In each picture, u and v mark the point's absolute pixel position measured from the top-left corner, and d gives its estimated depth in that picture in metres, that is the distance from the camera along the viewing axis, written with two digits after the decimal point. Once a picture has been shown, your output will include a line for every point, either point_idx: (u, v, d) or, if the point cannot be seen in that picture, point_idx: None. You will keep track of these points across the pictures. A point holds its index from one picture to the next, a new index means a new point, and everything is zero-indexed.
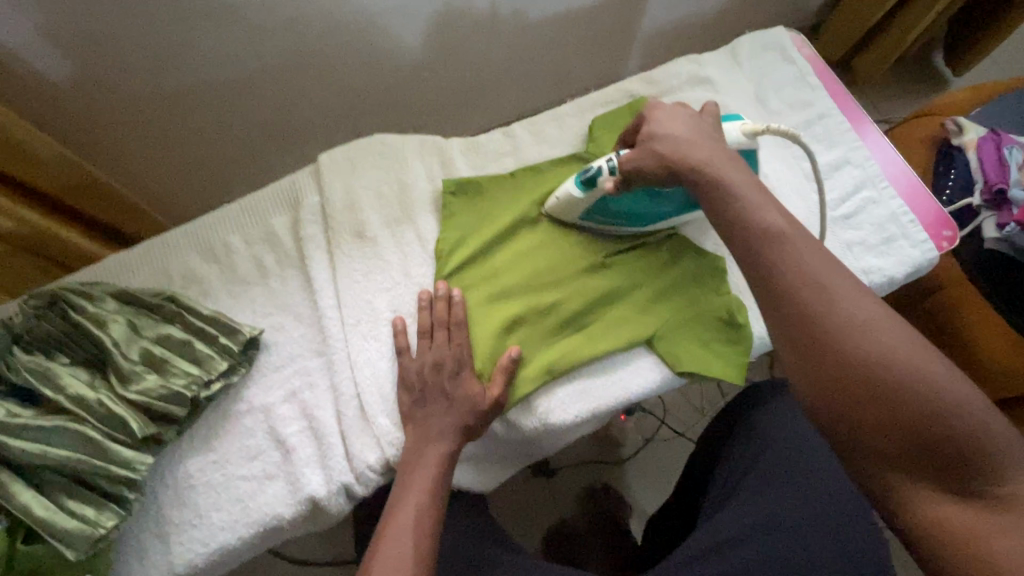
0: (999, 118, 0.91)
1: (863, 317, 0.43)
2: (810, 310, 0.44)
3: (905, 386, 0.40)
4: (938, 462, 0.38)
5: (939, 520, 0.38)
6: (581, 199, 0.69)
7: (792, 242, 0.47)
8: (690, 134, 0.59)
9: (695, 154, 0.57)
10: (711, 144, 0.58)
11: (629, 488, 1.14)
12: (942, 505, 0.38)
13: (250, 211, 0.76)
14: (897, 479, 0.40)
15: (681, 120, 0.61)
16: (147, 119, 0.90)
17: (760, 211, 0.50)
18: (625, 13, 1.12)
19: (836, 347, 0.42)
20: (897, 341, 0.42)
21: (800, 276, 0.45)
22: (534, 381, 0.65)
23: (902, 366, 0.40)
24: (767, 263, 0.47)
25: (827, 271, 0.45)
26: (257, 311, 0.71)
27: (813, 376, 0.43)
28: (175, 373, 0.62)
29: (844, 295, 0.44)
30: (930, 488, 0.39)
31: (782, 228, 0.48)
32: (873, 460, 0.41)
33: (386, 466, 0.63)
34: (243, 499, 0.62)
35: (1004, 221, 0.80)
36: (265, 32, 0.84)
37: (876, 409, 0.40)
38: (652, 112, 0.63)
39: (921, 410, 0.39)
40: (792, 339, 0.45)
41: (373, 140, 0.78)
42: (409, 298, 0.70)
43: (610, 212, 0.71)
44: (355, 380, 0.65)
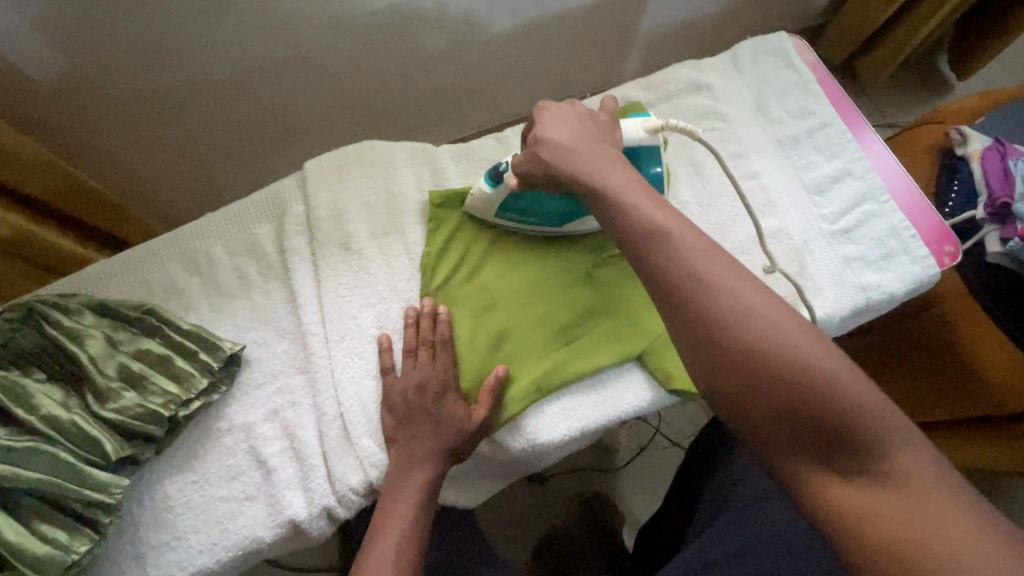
0: (1005, 127, 0.89)
1: (747, 307, 0.43)
2: (696, 307, 0.43)
3: (788, 372, 0.40)
4: (824, 440, 0.38)
5: (826, 498, 0.38)
6: (490, 195, 0.67)
7: (679, 240, 0.47)
8: (572, 137, 0.57)
9: (583, 160, 0.55)
10: (596, 145, 0.57)
11: (623, 498, 1.13)
12: (829, 484, 0.38)
13: (233, 221, 0.73)
14: (787, 459, 0.40)
15: (568, 121, 0.60)
16: (131, 120, 0.88)
17: (641, 212, 0.50)
18: (625, 15, 1.10)
19: (721, 339, 0.42)
20: (779, 327, 0.41)
21: (685, 273, 0.45)
22: (522, 400, 0.63)
23: (783, 352, 0.40)
24: (654, 262, 0.47)
25: (715, 271, 0.45)
26: (239, 326, 0.69)
27: (707, 368, 0.43)
28: (153, 391, 0.61)
29: (730, 289, 0.43)
30: (816, 467, 0.39)
31: (665, 226, 0.48)
32: (766, 441, 0.40)
33: (370, 489, 0.62)
34: (222, 521, 0.60)
35: (1007, 236, 0.78)
36: (252, 33, 0.82)
37: (763, 394, 0.40)
38: (539, 115, 0.61)
39: (805, 391, 0.39)
40: (684, 334, 0.44)
41: (361, 148, 0.76)
42: (395, 313, 0.68)
43: (526, 211, 0.68)
44: (338, 400, 0.63)
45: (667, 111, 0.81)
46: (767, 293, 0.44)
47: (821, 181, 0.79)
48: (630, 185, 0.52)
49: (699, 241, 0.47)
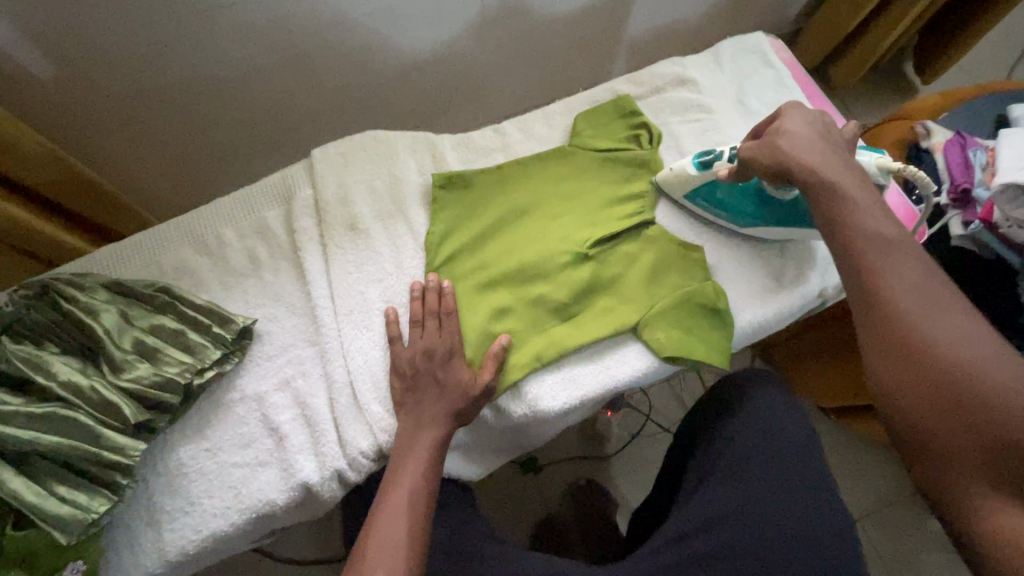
0: (964, 121, 0.95)
1: (959, 328, 0.45)
2: (904, 314, 0.47)
3: (986, 396, 0.42)
4: (1012, 475, 0.40)
5: (1004, 527, 0.39)
6: (693, 177, 0.72)
7: (897, 250, 0.50)
8: (815, 140, 0.62)
9: (820, 162, 0.59)
10: (833, 152, 0.61)
11: (615, 484, 1.16)
12: (1012, 518, 0.39)
13: (242, 205, 0.77)
14: (963, 484, 0.41)
15: (812, 127, 0.64)
16: (129, 113, 0.90)
17: (865, 222, 0.53)
18: (613, 19, 1.16)
19: (925, 351, 0.45)
20: (987, 355, 0.43)
21: (910, 280, 0.48)
22: (523, 368, 0.66)
23: (989, 377, 0.42)
24: (872, 268, 0.50)
25: (932, 282, 0.48)
26: (249, 302, 0.71)
27: (895, 376, 0.46)
28: (168, 361, 0.63)
29: (949, 309, 0.47)
30: (999, 498, 0.40)
31: (888, 233, 0.52)
32: (947, 462, 0.42)
33: (379, 453, 0.64)
34: (236, 486, 0.62)
35: (968, 219, 0.82)
36: (254, 32, 0.85)
37: (954, 415, 0.43)
38: (789, 110, 0.66)
39: (1001, 420, 0.41)
40: (882, 342, 0.47)
41: (365, 135, 0.80)
42: (401, 289, 0.71)
43: (716, 203, 0.74)
44: (347, 368, 0.66)
45: (654, 104, 0.85)
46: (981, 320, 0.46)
47: None
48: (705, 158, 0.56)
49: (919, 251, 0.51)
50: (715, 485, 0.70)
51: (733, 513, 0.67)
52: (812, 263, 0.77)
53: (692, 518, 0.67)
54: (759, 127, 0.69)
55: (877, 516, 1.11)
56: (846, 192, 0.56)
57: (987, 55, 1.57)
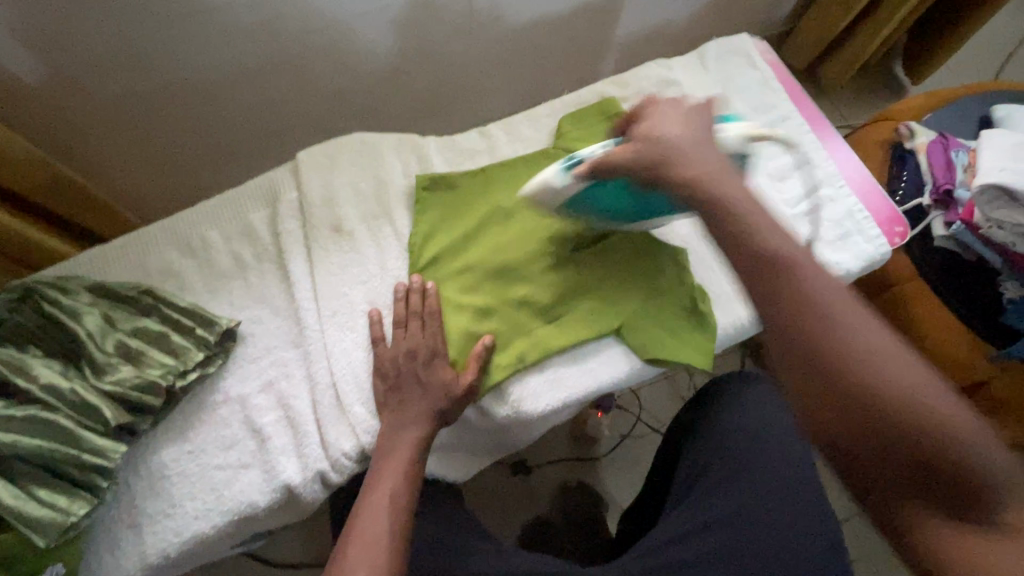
0: (948, 121, 0.95)
1: (871, 348, 0.42)
2: (815, 346, 0.43)
3: (908, 417, 0.40)
4: (936, 491, 0.40)
5: (943, 545, 0.40)
6: (560, 191, 0.62)
7: (796, 270, 0.45)
8: (689, 135, 0.56)
9: (703, 166, 0.53)
10: (708, 144, 0.56)
11: (605, 485, 1.16)
12: (947, 534, 0.40)
13: (228, 207, 0.77)
14: (896, 505, 0.42)
15: (681, 121, 0.58)
16: (116, 117, 0.90)
17: (759, 236, 0.47)
18: (602, 21, 1.17)
19: (844, 381, 0.42)
20: (896, 371, 0.41)
21: (815, 308, 0.43)
22: (506, 368, 0.66)
23: (905, 396, 0.41)
24: (777, 290, 0.44)
25: (831, 301, 0.44)
26: (233, 304, 0.71)
27: (818, 411, 0.43)
28: (151, 364, 0.63)
29: (858, 330, 0.43)
30: (932, 516, 0.40)
31: (782, 250, 0.46)
32: (882, 488, 0.42)
33: (362, 454, 0.64)
34: (218, 488, 0.62)
35: (950, 220, 0.82)
36: (241, 34, 0.85)
37: (879, 442, 0.41)
38: (649, 109, 0.60)
39: (923, 440, 0.40)
40: (808, 382, 0.43)
41: (351, 137, 0.80)
42: (385, 290, 0.71)
43: (595, 204, 0.65)
44: (330, 370, 0.66)
45: (639, 106, 0.85)
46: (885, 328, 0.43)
47: (824, 175, 0.81)
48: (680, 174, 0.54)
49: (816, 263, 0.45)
50: (702, 495, 0.70)
51: (714, 525, 0.66)
52: None
53: (675, 526, 0.67)
54: (625, 123, 0.62)
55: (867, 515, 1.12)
56: (740, 203, 0.49)
57: (975, 56, 1.58)
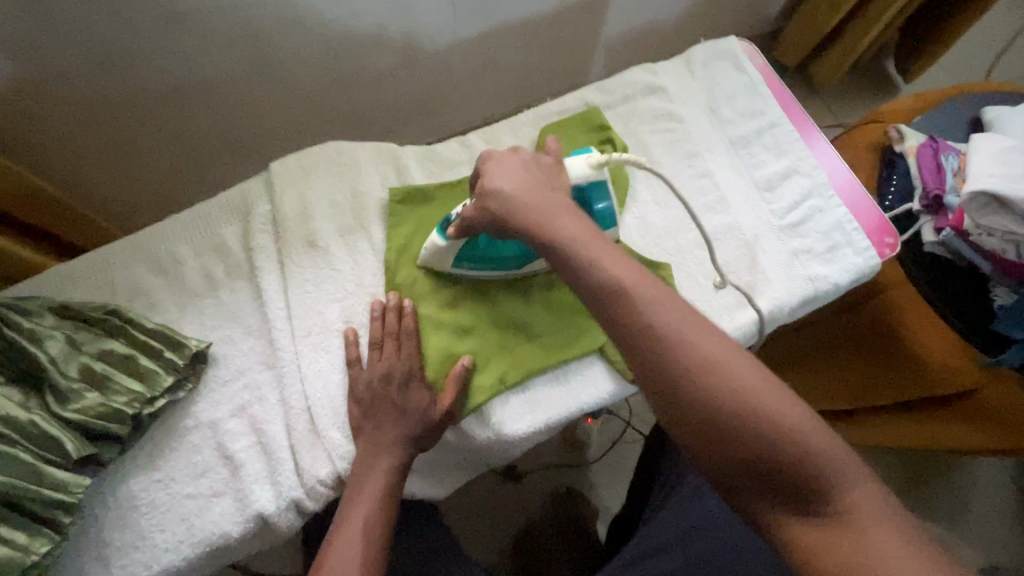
0: (939, 124, 0.93)
1: (710, 359, 0.45)
2: (660, 362, 0.46)
3: (753, 419, 0.43)
4: (786, 486, 0.42)
5: (792, 536, 0.41)
6: (441, 250, 0.66)
7: (635, 295, 0.48)
8: (519, 184, 0.58)
9: (537, 205, 0.56)
10: (544, 188, 0.57)
11: (595, 492, 1.15)
12: (793, 524, 0.42)
13: (199, 220, 0.74)
14: (753, 504, 0.43)
15: (517, 169, 0.59)
16: (85, 126, 0.87)
17: (601, 265, 0.51)
18: (588, 20, 1.14)
19: (691, 392, 0.45)
20: (737, 377, 0.44)
21: (650, 329, 0.47)
22: (486, 390, 0.64)
23: (747, 400, 0.43)
24: (624, 311, 0.48)
25: (667, 322, 0.47)
26: (205, 324, 0.69)
27: (678, 419, 0.45)
28: (116, 390, 0.60)
29: (692, 345, 0.46)
30: (779, 509, 0.42)
31: (621, 278, 0.49)
32: (736, 489, 0.44)
33: (338, 480, 0.62)
34: (189, 518, 0.60)
35: (940, 226, 0.81)
36: (212, 39, 0.82)
37: (731, 445, 0.43)
38: (483, 165, 0.60)
39: (762, 438, 0.43)
40: (660, 394, 0.46)
41: (326, 147, 0.77)
42: (362, 308, 0.69)
43: (480, 259, 0.67)
44: (305, 393, 0.64)
45: (623, 114, 0.83)
46: (724, 340, 0.47)
47: (814, 184, 0.79)
48: (553, 208, 0.56)
49: (653, 290, 0.49)
50: (682, 502, 0.69)
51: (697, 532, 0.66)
52: (785, 276, 0.75)
53: (652, 538, 0.67)
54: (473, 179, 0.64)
55: None
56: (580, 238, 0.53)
57: (967, 52, 1.56)
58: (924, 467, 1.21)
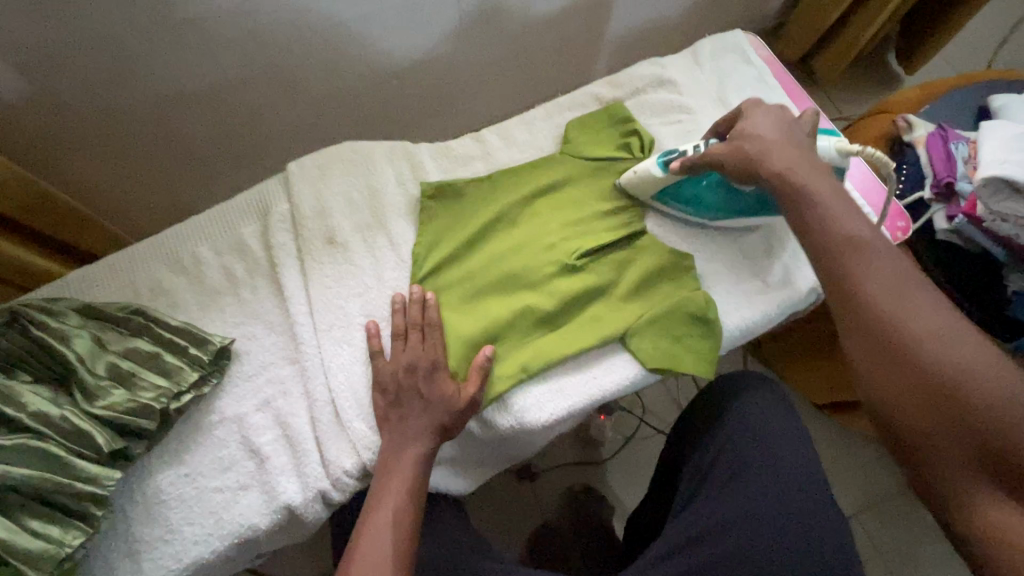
0: (947, 112, 0.94)
1: (938, 328, 0.46)
2: (886, 319, 0.47)
3: (975, 398, 0.42)
4: (1007, 475, 0.41)
5: (992, 522, 0.41)
6: (655, 178, 0.72)
7: (873, 251, 0.50)
8: (780, 138, 0.62)
9: (784, 155, 0.60)
10: (803, 147, 0.61)
11: (610, 487, 1.15)
12: (1000, 513, 0.41)
13: (217, 221, 0.75)
14: (956, 487, 0.43)
15: (776, 125, 0.64)
16: (99, 132, 0.88)
17: (838, 221, 0.53)
18: (594, 19, 1.16)
19: (911, 354, 0.45)
20: (972, 356, 0.44)
21: (886, 284, 0.48)
22: (508, 379, 0.65)
23: (979, 377, 0.43)
24: (853, 260, 0.50)
25: (909, 281, 0.48)
26: (227, 321, 0.70)
27: (884, 379, 0.46)
28: (143, 386, 0.61)
29: (922, 311, 0.47)
30: (986, 493, 0.41)
31: (861, 236, 0.51)
32: (933, 460, 0.44)
33: (363, 471, 0.63)
34: (217, 511, 0.61)
35: (953, 213, 0.81)
36: (225, 44, 0.84)
37: (943, 415, 0.43)
38: (750, 111, 0.66)
39: (981, 417, 0.42)
40: (869, 350, 0.48)
41: (342, 146, 0.78)
42: (382, 302, 0.70)
43: (683, 194, 0.73)
44: (328, 386, 0.65)
45: (635, 106, 0.83)
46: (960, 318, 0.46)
47: None
48: (798, 162, 0.59)
49: (892, 254, 0.50)
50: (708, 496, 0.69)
51: (722, 530, 0.65)
52: (798, 263, 0.76)
53: (678, 533, 0.66)
54: (723, 125, 0.70)
55: (875, 510, 1.11)
56: (818, 193, 0.55)
57: (966, 44, 1.57)
58: None
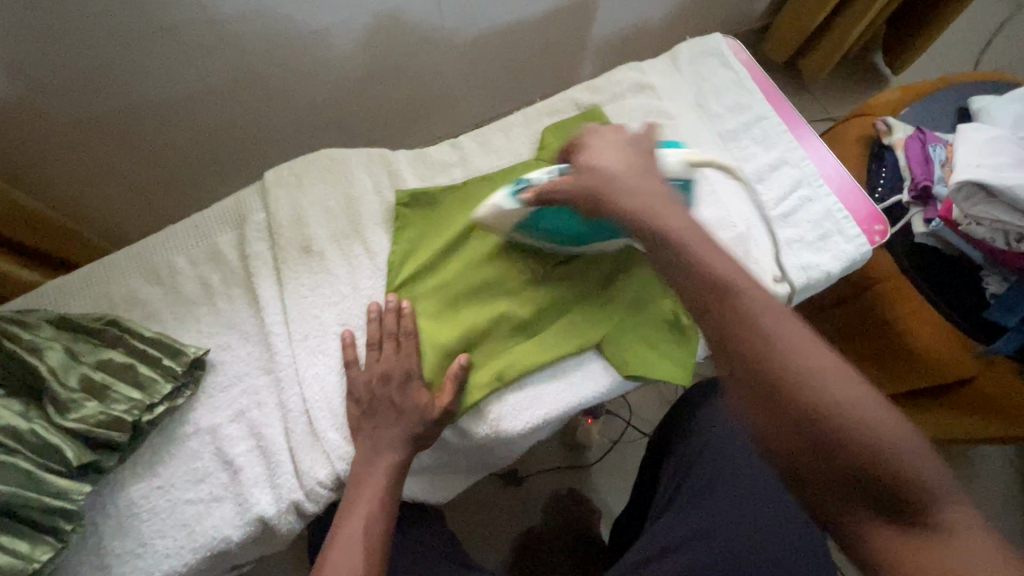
0: (926, 115, 0.95)
1: (809, 360, 0.41)
2: (761, 357, 0.41)
3: (854, 429, 0.38)
4: (892, 505, 0.37)
5: (896, 564, 0.36)
6: (508, 212, 0.66)
7: (734, 286, 0.44)
8: (620, 168, 0.58)
9: (624, 189, 0.56)
10: (648, 176, 0.57)
11: (597, 492, 1.15)
12: (898, 552, 0.36)
13: (194, 230, 0.75)
14: (852, 528, 0.38)
15: (619, 152, 0.60)
16: (77, 140, 0.87)
17: (702, 258, 0.47)
18: (577, 23, 1.16)
19: (790, 393, 0.40)
20: (843, 384, 0.40)
21: (748, 322, 0.42)
22: (483, 388, 0.64)
23: (855, 408, 0.39)
24: (717, 291, 0.44)
25: (772, 315, 0.43)
26: (203, 331, 0.70)
27: (766, 422, 0.41)
28: (116, 398, 0.60)
29: (794, 344, 0.41)
30: (879, 529, 0.37)
31: (717, 272, 0.45)
32: (825, 501, 0.39)
33: (337, 481, 0.63)
34: (189, 524, 0.60)
35: (930, 217, 0.82)
36: (203, 51, 0.83)
37: (828, 453, 0.38)
38: (586, 138, 0.62)
39: (861, 447, 0.38)
40: (749, 393, 0.41)
41: (319, 154, 0.78)
42: (358, 311, 0.70)
43: (544, 227, 0.67)
44: (302, 396, 0.65)
45: (613, 111, 0.83)
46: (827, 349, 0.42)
47: (803, 175, 0.80)
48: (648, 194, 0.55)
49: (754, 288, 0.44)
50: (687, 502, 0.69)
51: (700, 536, 0.65)
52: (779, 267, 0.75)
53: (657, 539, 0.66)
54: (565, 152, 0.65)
55: None
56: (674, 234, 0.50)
57: (954, 42, 1.57)
58: None
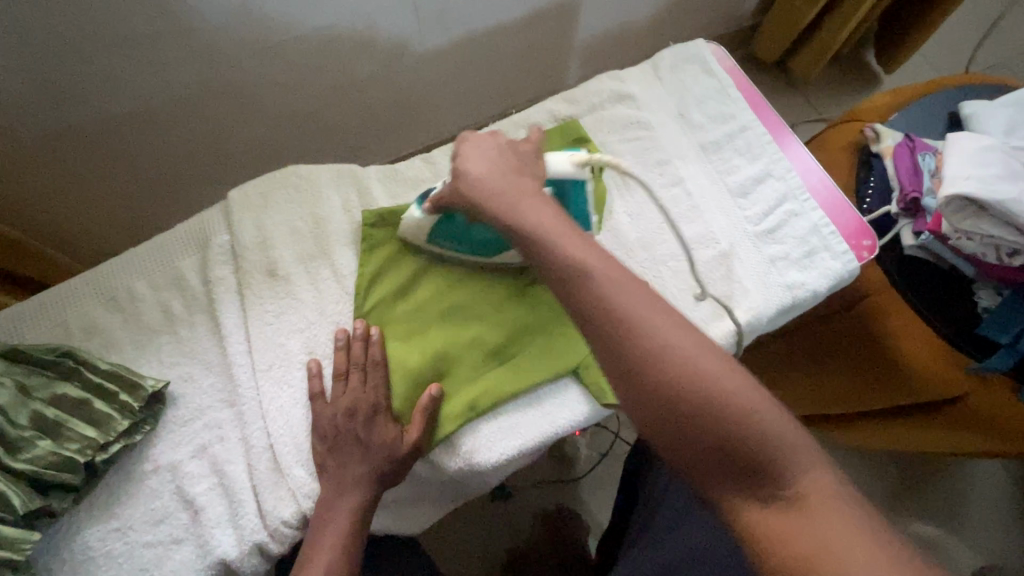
0: (916, 121, 0.92)
1: (669, 340, 0.43)
2: (626, 345, 0.44)
3: (711, 403, 0.41)
4: (748, 471, 0.40)
5: (750, 523, 0.39)
6: (416, 221, 0.66)
7: (597, 277, 0.47)
8: (491, 170, 0.58)
9: (498, 192, 0.56)
10: (514, 176, 0.57)
11: (586, 507, 1.12)
12: (750, 512, 0.40)
13: (154, 254, 0.71)
14: (715, 494, 0.41)
15: (489, 155, 0.60)
16: (37, 159, 0.83)
17: (564, 249, 0.49)
18: (559, 26, 1.12)
19: (653, 376, 0.43)
20: (699, 361, 0.43)
21: (612, 310, 0.45)
22: (456, 419, 0.61)
23: (712, 383, 0.42)
24: (583, 282, 0.47)
25: (633, 302, 0.46)
26: (163, 361, 0.67)
27: (635, 403, 0.43)
28: (69, 437, 0.56)
29: (656, 329, 0.44)
30: (736, 494, 0.40)
31: (582, 262, 0.48)
32: (692, 473, 0.42)
33: (303, 520, 0.60)
34: (148, 568, 0.58)
35: (919, 229, 0.80)
36: (166, 64, 0.80)
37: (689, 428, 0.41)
38: (460, 147, 0.62)
39: (718, 420, 0.41)
40: (619, 380, 0.44)
41: (286, 171, 0.75)
42: (325, 338, 0.67)
43: (454, 237, 0.67)
44: (266, 430, 0.62)
45: (592, 123, 0.80)
46: (689, 327, 0.45)
47: (789, 189, 0.77)
48: (527, 193, 0.55)
49: (618, 275, 0.47)
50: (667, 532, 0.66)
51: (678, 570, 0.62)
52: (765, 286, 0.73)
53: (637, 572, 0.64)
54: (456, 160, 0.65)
55: None
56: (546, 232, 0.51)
57: (946, 39, 1.55)
58: (923, 467, 1.18)
